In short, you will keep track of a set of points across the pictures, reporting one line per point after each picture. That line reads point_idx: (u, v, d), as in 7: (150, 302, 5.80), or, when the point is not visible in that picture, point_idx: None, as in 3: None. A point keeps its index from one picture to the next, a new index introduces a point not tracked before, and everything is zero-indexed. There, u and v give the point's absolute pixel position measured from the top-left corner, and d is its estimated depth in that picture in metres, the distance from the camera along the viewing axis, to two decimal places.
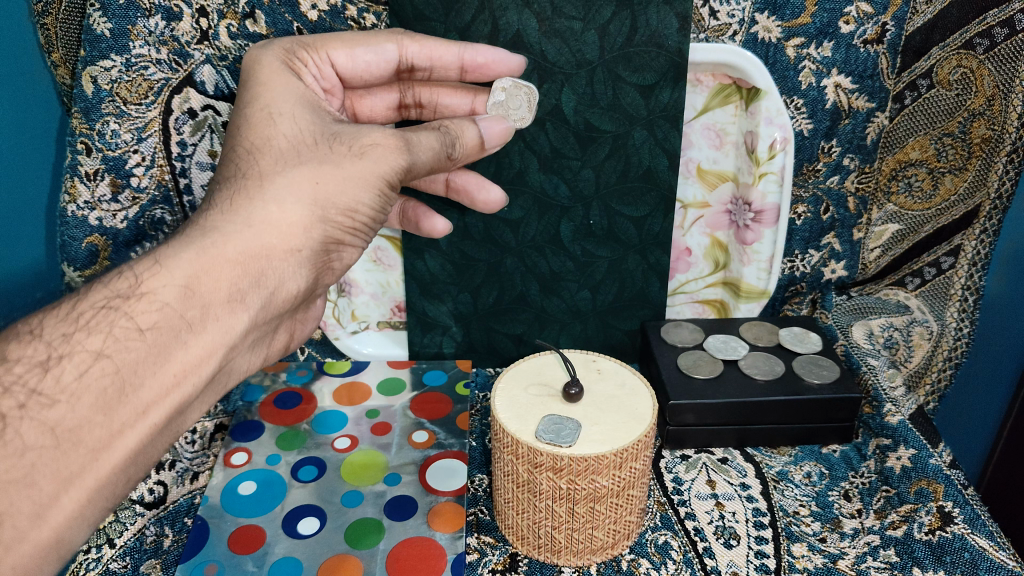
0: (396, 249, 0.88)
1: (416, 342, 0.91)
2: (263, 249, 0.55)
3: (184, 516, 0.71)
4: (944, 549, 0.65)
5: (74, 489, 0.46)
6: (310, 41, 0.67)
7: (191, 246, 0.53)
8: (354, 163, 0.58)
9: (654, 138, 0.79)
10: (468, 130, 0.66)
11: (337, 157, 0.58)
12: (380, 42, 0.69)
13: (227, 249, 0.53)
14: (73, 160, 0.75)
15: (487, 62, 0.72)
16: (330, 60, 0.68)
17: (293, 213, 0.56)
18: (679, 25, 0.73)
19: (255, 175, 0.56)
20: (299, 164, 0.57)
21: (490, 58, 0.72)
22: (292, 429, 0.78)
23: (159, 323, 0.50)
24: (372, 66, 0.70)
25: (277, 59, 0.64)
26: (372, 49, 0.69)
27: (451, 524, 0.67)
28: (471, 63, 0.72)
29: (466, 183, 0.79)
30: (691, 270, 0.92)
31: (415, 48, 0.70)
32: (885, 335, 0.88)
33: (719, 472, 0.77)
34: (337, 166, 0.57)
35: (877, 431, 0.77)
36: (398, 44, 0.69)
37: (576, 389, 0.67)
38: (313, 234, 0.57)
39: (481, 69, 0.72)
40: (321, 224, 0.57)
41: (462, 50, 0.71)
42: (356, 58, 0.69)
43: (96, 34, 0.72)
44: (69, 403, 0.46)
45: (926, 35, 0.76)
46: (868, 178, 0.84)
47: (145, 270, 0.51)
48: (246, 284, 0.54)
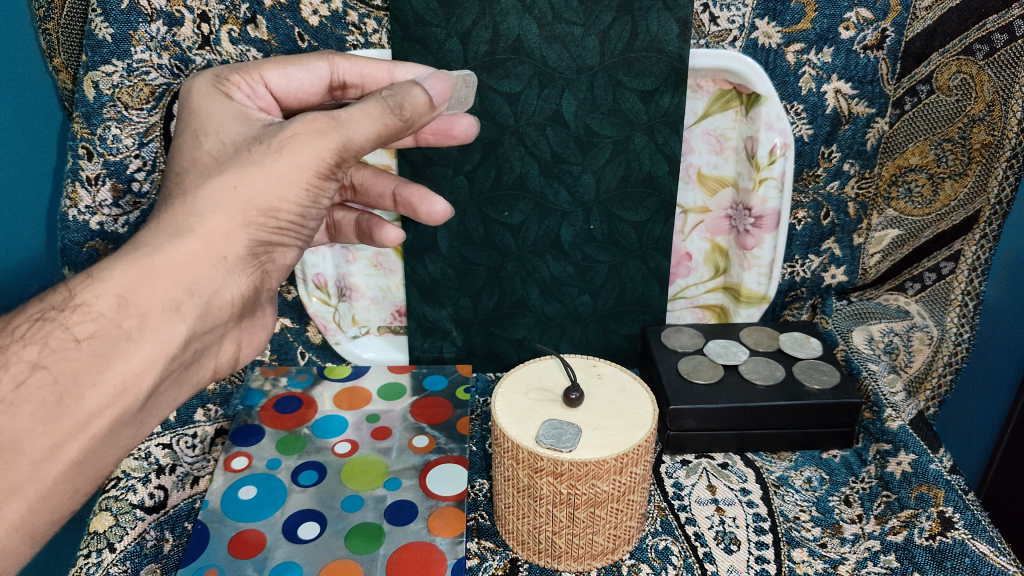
0: (397, 253, 0.89)
1: (416, 347, 0.91)
2: (190, 258, 0.52)
3: (184, 521, 0.71)
4: (943, 555, 0.65)
5: (15, 501, 0.48)
6: (240, 65, 0.63)
7: (123, 260, 0.52)
8: (275, 162, 0.53)
9: (654, 144, 0.79)
10: (414, 90, 0.57)
11: (259, 157, 0.53)
12: (311, 61, 0.65)
13: (157, 260, 0.52)
14: (75, 164, 0.75)
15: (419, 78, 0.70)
16: (264, 79, 0.63)
17: (213, 221, 0.53)
18: (679, 31, 0.74)
19: (178, 194, 0.54)
20: (223, 173, 0.54)
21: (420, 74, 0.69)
22: (292, 434, 0.78)
23: (95, 334, 0.49)
24: (305, 85, 0.66)
25: (208, 83, 0.60)
26: (304, 68, 0.65)
27: (451, 529, 0.67)
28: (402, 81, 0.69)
29: (411, 196, 0.75)
30: (692, 275, 0.92)
31: (345, 66, 0.66)
32: (886, 339, 0.88)
33: (719, 477, 0.77)
34: (259, 166, 0.53)
35: (877, 436, 0.78)
36: (328, 61, 0.66)
37: (577, 394, 0.67)
38: (236, 240, 0.54)
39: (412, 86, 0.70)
40: (244, 229, 0.54)
41: (391, 66, 0.68)
42: (290, 77, 0.65)
43: (97, 39, 0.72)
44: (10, 413, 0.46)
45: (925, 41, 0.77)
46: (868, 183, 0.84)
47: (79, 284, 0.51)
48: (181, 293, 0.52)
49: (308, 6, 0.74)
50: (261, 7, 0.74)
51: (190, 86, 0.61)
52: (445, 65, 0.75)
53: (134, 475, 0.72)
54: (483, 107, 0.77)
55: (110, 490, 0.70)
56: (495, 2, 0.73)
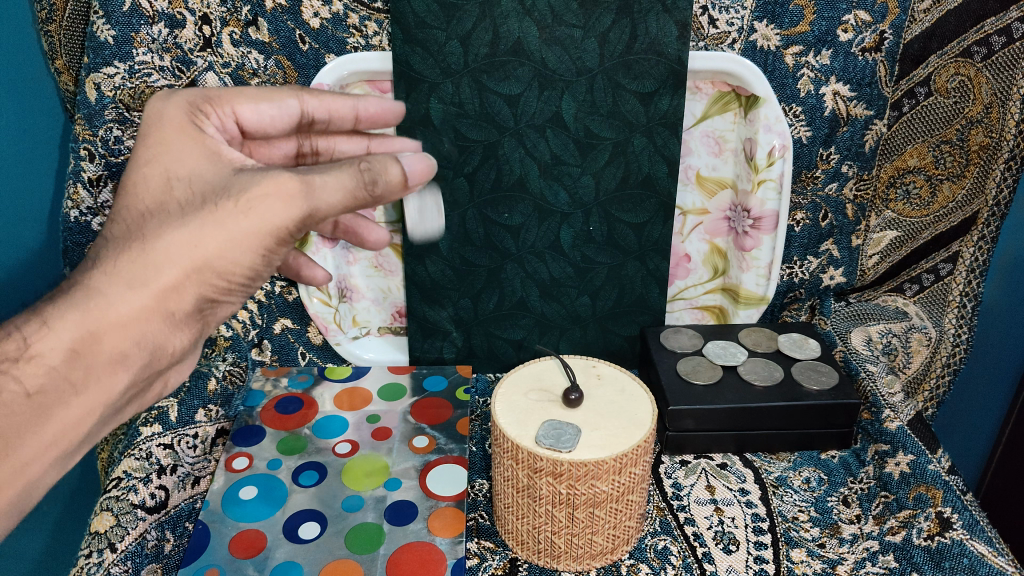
0: (397, 254, 0.90)
1: (416, 348, 0.91)
2: (143, 315, 0.48)
3: (184, 521, 0.72)
4: (942, 554, 0.66)
5: None
6: (214, 93, 0.55)
7: (76, 308, 0.47)
8: (239, 224, 0.47)
9: (654, 145, 0.79)
10: (390, 167, 0.51)
11: (220, 216, 0.47)
12: (280, 95, 0.57)
13: (113, 315, 0.47)
14: (77, 166, 0.77)
15: (379, 113, 0.63)
16: (234, 114, 0.56)
17: (168, 276, 0.48)
18: (679, 33, 0.74)
19: (139, 237, 0.48)
20: (182, 225, 0.48)
21: (384, 106, 0.63)
22: (292, 435, 0.79)
23: (45, 387, 0.47)
24: (274, 121, 0.58)
25: (179, 112, 0.53)
26: (275, 104, 0.57)
27: (451, 529, 0.67)
28: (364, 115, 0.63)
29: (353, 225, 0.71)
30: (691, 276, 0.92)
31: (315, 104, 0.59)
32: (884, 341, 0.87)
33: (718, 478, 0.77)
34: (219, 226, 0.47)
35: (876, 437, 0.78)
36: (297, 97, 0.58)
37: (576, 394, 0.68)
38: (187, 296, 0.49)
39: (373, 120, 0.63)
40: (198, 287, 0.49)
41: (355, 102, 0.61)
42: (260, 113, 0.57)
43: (100, 41, 0.73)
44: None
45: (923, 44, 0.77)
46: (866, 185, 0.85)
47: (33, 331, 0.47)
48: (134, 349, 0.49)
49: (309, 8, 0.75)
50: (263, 9, 0.75)
51: (155, 111, 0.53)
52: (445, 67, 0.76)
53: (136, 475, 0.71)
54: (483, 109, 0.78)
55: (111, 490, 0.70)
56: (495, 5, 0.73)
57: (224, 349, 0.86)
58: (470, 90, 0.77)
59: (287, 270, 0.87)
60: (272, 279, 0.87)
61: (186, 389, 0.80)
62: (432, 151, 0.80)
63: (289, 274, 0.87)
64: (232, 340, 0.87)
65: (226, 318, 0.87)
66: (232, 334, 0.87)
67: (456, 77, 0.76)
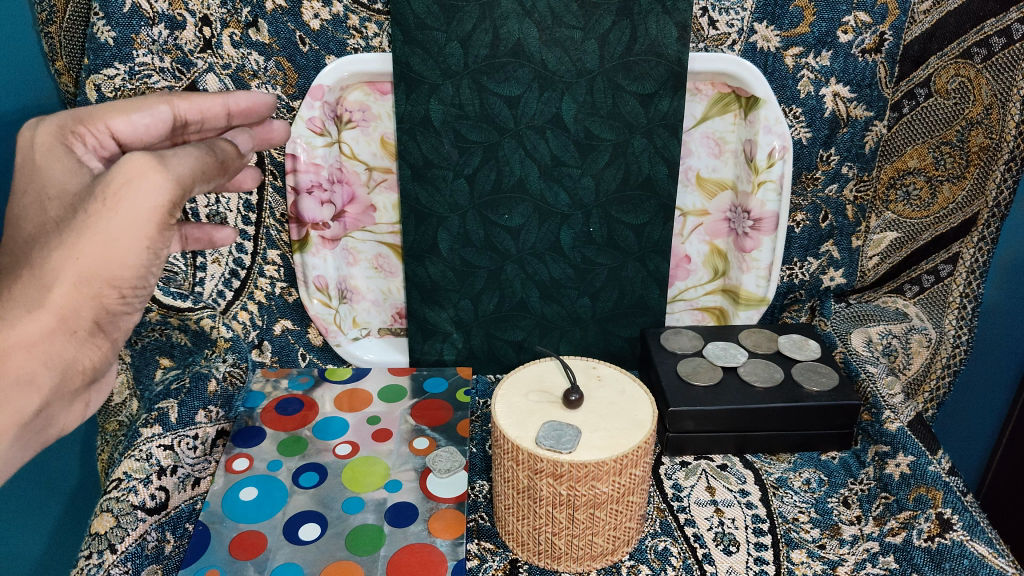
0: (397, 256, 0.90)
1: (416, 349, 0.91)
2: (40, 336, 0.46)
3: (184, 522, 0.72)
4: (943, 555, 0.66)
5: None
6: (85, 111, 0.52)
7: None
8: (108, 222, 0.45)
9: (654, 146, 0.79)
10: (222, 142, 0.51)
11: (91, 220, 0.45)
12: (150, 103, 0.52)
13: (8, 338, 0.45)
14: None
15: (254, 105, 0.56)
16: (111, 130, 0.52)
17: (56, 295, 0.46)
18: (678, 34, 0.74)
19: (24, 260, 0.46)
20: (57, 243, 0.46)
21: (256, 99, 0.56)
22: (293, 436, 0.79)
23: None
24: (151, 131, 0.53)
25: (49, 137, 0.50)
26: (146, 113, 0.52)
27: (451, 531, 0.67)
28: (237, 111, 0.56)
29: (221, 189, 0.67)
30: (691, 277, 0.92)
31: (186, 106, 0.53)
32: (884, 342, 0.87)
33: (718, 479, 0.77)
34: (90, 229, 0.45)
35: (877, 438, 0.78)
36: (168, 102, 0.53)
37: (576, 396, 0.68)
38: (81, 314, 0.47)
39: (249, 113, 0.56)
40: (92, 302, 0.47)
41: (224, 100, 0.55)
42: (134, 124, 0.52)
43: (100, 42, 0.73)
44: None
45: (924, 45, 0.77)
46: (866, 186, 0.85)
47: None
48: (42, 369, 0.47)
49: (309, 9, 0.75)
50: (263, 10, 0.75)
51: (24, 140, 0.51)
52: (445, 69, 0.76)
53: (136, 476, 0.71)
54: (483, 110, 0.78)
55: (111, 491, 0.69)
56: (495, 6, 0.73)
57: (224, 350, 0.86)
58: (470, 91, 0.77)
59: (287, 271, 0.87)
60: (272, 280, 0.87)
61: (186, 391, 0.79)
62: (432, 152, 0.80)
63: (289, 275, 0.88)
64: (232, 341, 0.87)
65: (226, 320, 0.87)
66: (232, 335, 0.87)
67: (456, 79, 0.76)
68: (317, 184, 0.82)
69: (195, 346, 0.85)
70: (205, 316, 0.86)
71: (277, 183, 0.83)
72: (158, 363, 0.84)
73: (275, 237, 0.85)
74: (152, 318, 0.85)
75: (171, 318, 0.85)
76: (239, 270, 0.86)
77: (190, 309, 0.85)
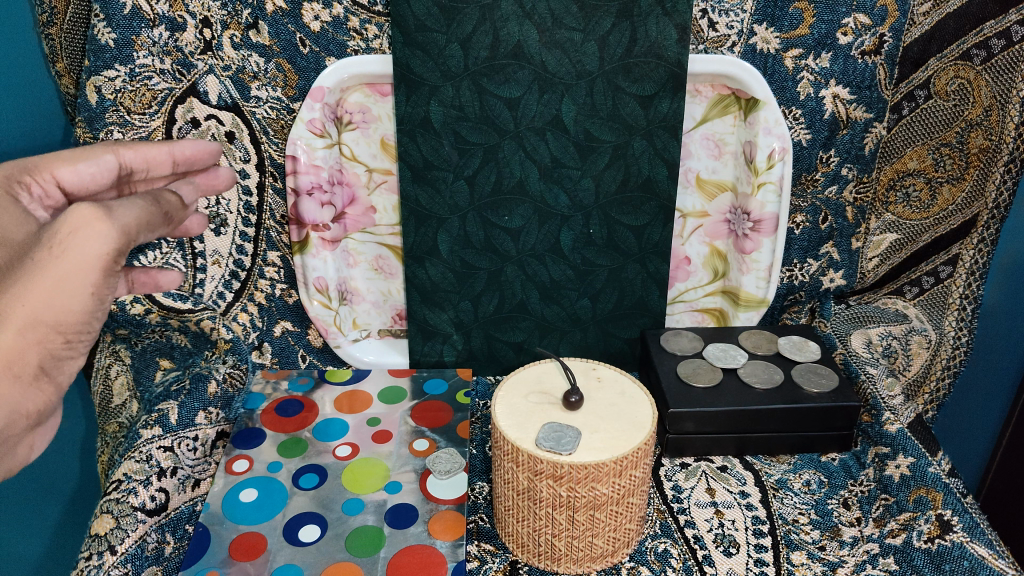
0: (397, 257, 0.90)
1: (416, 350, 0.91)
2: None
3: (184, 524, 0.72)
4: (943, 556, 0.66)
5: None
6: (33, 162, 0.54)
7: None
8: (53, 267, 0.44)
9: (654, 148, 0.79)
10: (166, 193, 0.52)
11: (36, 266, 0.44)
12: (95, 153, 0.54)
13: None
14: None
15: (200, 154, 0.58)
16: (56, 179, 0.54)
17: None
18: (678, 36, 0.74)
19: None
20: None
21: (200, 147, 0.57)
22: (292, 438, 0.79)
23: None
24: (98, 180, 0.54)
25: None
26: (92, 162, 0.54)
27: (451, 532, 0.67)
28: (183, 158, 0.57)
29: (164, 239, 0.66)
30: (691, 279, 0.92)
31: (131, 155, 0.55)
32: (884, 343, 0.87)
33: (718, 480, 0.77)
34: (34, 276, 0.44)
35: (876, 440, 0.78)
36: (114, 152, 0.54)
37: (576, 397, 0.68)
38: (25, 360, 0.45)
39: (195, 161, 0.58)
40: (36, 347, 0.45)
41: (170, 147, 0.56)
42: (80, 174, 0.54)
43: (101, 43, 0.73)
44: None
45: (923, 46, 0.78)
46: (866, 188, 0.85)
47: None
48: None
49: (309, 11, 0.75)
50: (263, 12, 0.75)
51: None
52: (446, 70, 0.76)
53: (136, 477, 0.71)
54: (483, 112, 0.78)
55: (111, 492, 0.69)
56: (495, 8, 0.73)
57: (224, 352, 0.86)
58: (471, 93, 0.77)
59: (287, 273, 0.87)
60: (272, 281, 0.87)
61: (186, 392, 0.79)
62: (432, 153, 0.80)
63: (289, 276, 0.87)
64: (233, 343, 0.87)
65: (226, 321, 0.87)
66: (233, 337, 0.87)
67: (456, 81, 0.76)
68: (317, 186, 0.82)
69: (195, 348, 0.86)
70: (205, 317, 0.86)
71: (277, 185, 0.83)
72: (158, 365, 0.84)
73: (275, 238, 0.85)
74: (152, 319, 0.85)
75: (171, 319, 0.85)
76: (239, 271, 0.86)
77: (190, 310, 0.85)
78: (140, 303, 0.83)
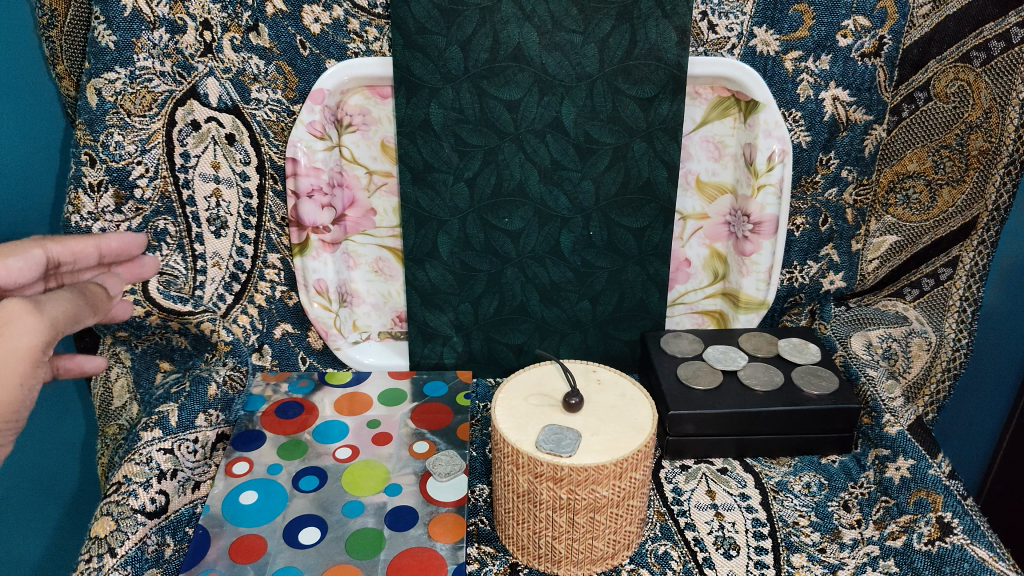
0: (397, 260, 0.90)
1: (416, 353, 0.91)
2: None
3: (184, 526, 0.72)
4: (943, 559, 0.66)
5: None
6: None
7: None
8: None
9: (653, 150, 0.80)
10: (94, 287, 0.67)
11: None
12: (25, 248, 0.63)
13: None
14: (78, 171, 0.77)
15: (123, 245, 0.73)
16: None
17: None
18: (678, 38, 0.75)
19: None
20: None
21: (125, 241, 0.74)
22: (293, 440, 0.78)
23: None
24: (23, 273, 0.63)
25: None
26: (22, 256, 0.63)
27: (452, 535, 0.67)
28: (107, 250, 0.72)
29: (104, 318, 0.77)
30: (691, 281, 0.92)
31: (58, 248, 0.67)
32: (884, 345, 0.87)
33: (718, 482, 0.77)
34: None
35: (877, 442, 0.78)
36: (42, 247, 0.65)
37: (576, 399, 0.68)
38: None
39: (117, 253, 0.73)
40: None
41: (97, 242, 0.71)
42: (7, 267, 0.62)
43: (101, 46, 0.73)
44: None
45: (923, 49, 0.78)
46: (865, 190, 0.85)
47: None
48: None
49: (310, 13, 0.75)
50: (263, 14, 0.75)
51: None
52: (446, 72, 0.76)
53: (136, 479, 0.71)
54: (483, 114, 0.78)
55: (111, 494, 0.70)
56: (495, 10, 0.73)
57: (224, 354, 0.86)
58: (471, 95, 0.77)
59: (287, 275, 0.87)
60: (272, 283, 0.87)
61: (186, 394, 0.79)
62: (432, 155, 0.80)
63: (289, 278, 0.87)
64: (232, 344, 0.87)
65: (226, 323, 0.87)
66: (232, 339, 0.87)
67: (456, 83, 0.76)
68: (317, 188, 0.82)
69: (195, 350, 0.86)
70: (205, 318, 0.85)
71: (277, 187, 0.83)
72: (158, 367, 0.86)
73: (275, 240, 0.85)
74: (152, 322, 0.83)
75: (171, 321, 0.84)
76: (239, 274, 0.86)
77: (190, 313, 0.84)
78: (140, 305, 0.82)
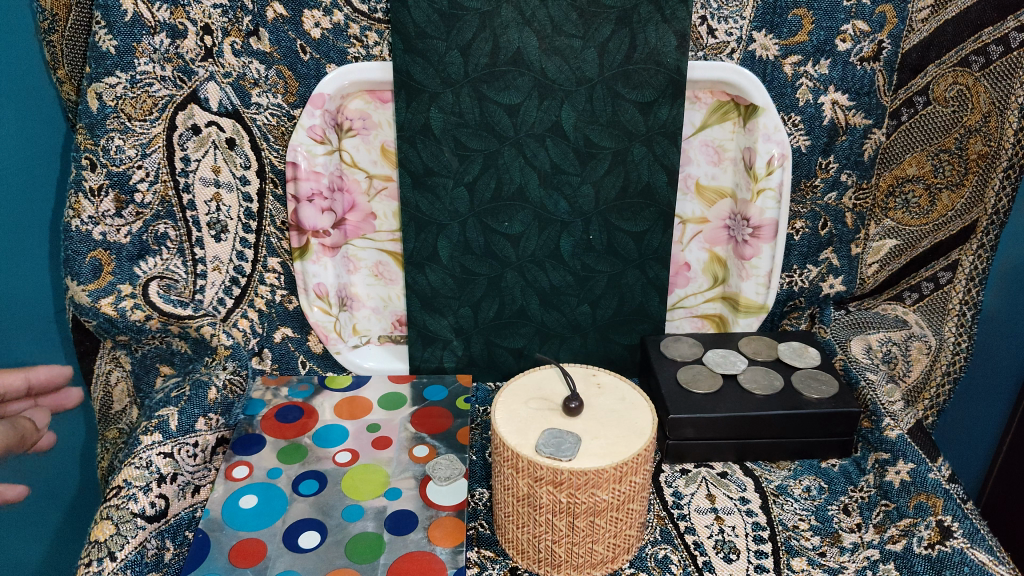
0: (397, 264, 0.90)
1: (416, 357, 0.91)
2: None
3: (184, 531, 0.72)
4: (943, 563, 0.65)
5: None
6: None
7: None
8: None
9: (653, 154, 0.80)
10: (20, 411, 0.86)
11: None
12: None
13: None
14: (78, 175, 0.76)
15: (48, 376, 0.89)
16: None
17: None
18: (677, 43, 0.75)
19: None
20: None
21: (52, 372, 0.89)
22: (293, 444, 0.79)
23: None
24: None
25: None
26: None
27: (451, 539, 0.67)
28: (35, 381, 0.88)
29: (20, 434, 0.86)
30: (691, 285, 0.92)
31: None
32: (884, 349, 0.86)
33: (718, 486, 0.77)
34: None
35: (877, 446, 0.78)
36: None
37: (576, 403, 0.68)
38: None
39: (45, 382, 0.89)
40: None
41: (25, 373, 0.87)
42: None
43: (101, 50, 0.73)
44: None
45: (921, 53, 0.78)
46: (865, 194, 0.85)
47: None
48: None
49: (310, 18, 0.75)
50: (264, 19, 0.75)
51: None
52: (446, 77, 0.76)
53: (136, 483, 0.71)
54: (483, 118, 0.78)
55: (111, 498, 0.69)
56: (495, 15, 0.74)
57: (224, 358, 0.84)
58: (470, 99, 0.77)
59: (287, 279, 0.87)
60: (272, 287, 0.87)
61: (186, 398, 0.78)
62: (432, 160, 0.80)
63: (289, 282, 0.88)
64: (232, 348, 0.84)
65: (226, 327, 0.85)
66: (232, 343, 0.85)
67: (456, 87, 0.77)
68: (317, 192, 0.82)
69: (195, 354, 0.84)
70: (205, 323, 0.83)
71: (277, 191, 0.83)
72: (158, 371, 0.85)
73: (275, 244, 0.85)
74: (152, 326, 0.81)
75: (171, 325, 0.81)
76: (239, 277, 0.86)
77: (190, 317, 0.82)
78: (140, 309, 0.79)
